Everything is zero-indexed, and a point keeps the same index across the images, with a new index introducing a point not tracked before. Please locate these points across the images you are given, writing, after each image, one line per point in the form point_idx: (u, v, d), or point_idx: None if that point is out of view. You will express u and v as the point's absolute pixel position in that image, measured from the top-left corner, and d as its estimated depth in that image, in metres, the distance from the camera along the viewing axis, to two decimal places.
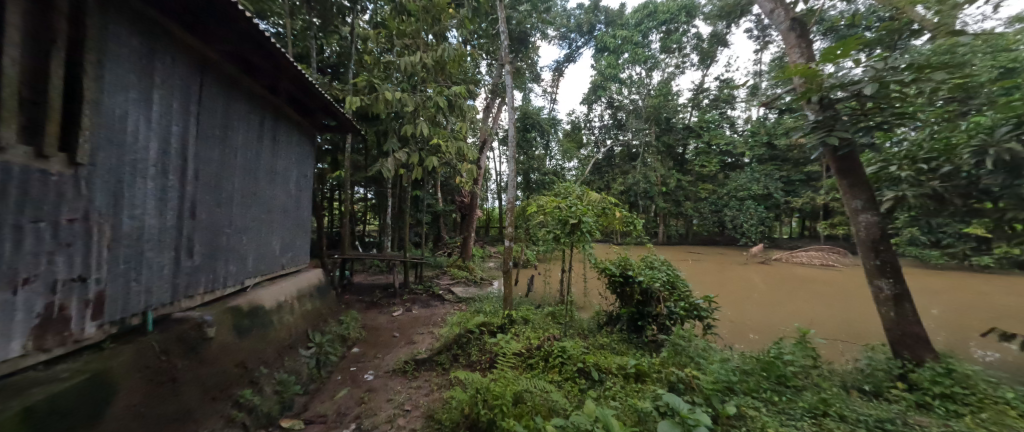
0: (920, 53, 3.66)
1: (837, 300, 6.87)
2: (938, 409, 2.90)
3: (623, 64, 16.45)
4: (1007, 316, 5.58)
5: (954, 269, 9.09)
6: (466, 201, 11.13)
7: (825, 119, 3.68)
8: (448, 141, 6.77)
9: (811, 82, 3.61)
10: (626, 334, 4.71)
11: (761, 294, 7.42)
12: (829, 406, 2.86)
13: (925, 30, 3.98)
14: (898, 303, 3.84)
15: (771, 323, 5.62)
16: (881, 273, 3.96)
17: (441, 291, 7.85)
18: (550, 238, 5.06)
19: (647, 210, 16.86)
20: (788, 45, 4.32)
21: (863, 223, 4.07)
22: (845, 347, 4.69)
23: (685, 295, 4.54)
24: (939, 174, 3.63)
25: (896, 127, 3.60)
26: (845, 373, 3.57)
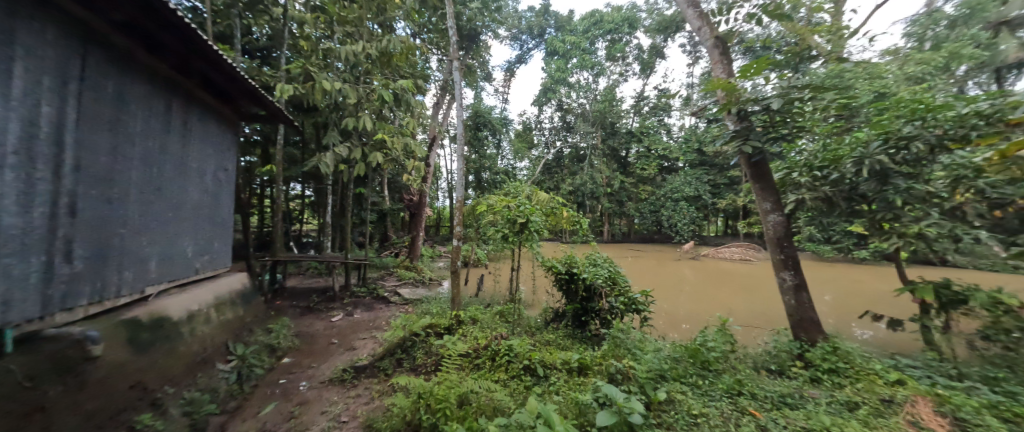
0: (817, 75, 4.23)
1: (754, 291, 7.71)
2: (827, 382, 3.37)
3: (571, 69, 17.00)
4: (879, 300, 6.66)
5: (841, 261, 10.68)
6: (414, 200, 10.77)
7: (741, 128, 4.08)
8: (393, 136, 6.48)
9: (730, 96, 4.01)
10: (571, 329, 4.87)
11: (692, 287, 8.10)
12: (743, 386, 3.20)
13: (821, 56, 4.61)
14: (797, 292, 4.37)
15: (699, 314, 6.14)
16: (784, 266, 4.50)
17: (385, 294, 7.50)
18: (498, 237, 5.06)
19: (593, 210, 17.60)
20: (713, 60, 4.74)
21: (772, 222, 4.57)
22: (758, 332, 5.27)
23: (623, 290, 4.77)
24: (830, 181, 4.15)
25: (796, 139, 4.11)
26: (757, 356, 4.02)
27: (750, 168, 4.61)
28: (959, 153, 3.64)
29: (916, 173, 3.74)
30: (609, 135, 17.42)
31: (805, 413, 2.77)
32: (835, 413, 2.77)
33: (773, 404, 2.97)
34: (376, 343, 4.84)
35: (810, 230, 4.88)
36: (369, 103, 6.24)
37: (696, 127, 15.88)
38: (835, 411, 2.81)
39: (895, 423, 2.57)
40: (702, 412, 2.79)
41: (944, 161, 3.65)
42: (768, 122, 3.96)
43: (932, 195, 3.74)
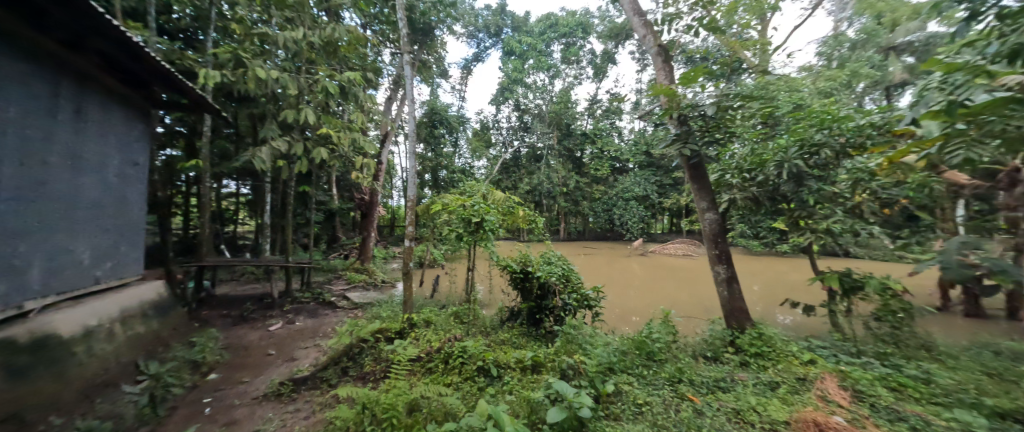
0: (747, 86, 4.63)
1: (694, 283, 8.29)
2: (754, 365, 3.70)
3: (528, 69, 17.13)
4: (798, 289, 7.45)
5: (768, 254, 11.83)
6: (366, 199, 10.27)
7: (681, 133, 4.36)
8: (340, 131, 6.10)
9: (671, 102, 4.27)
10: (526, 328, 4.90)
11: (641, 282, 8.53)
12: (683, 373, 3.41)
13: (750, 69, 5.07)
14: (730, 284, 4.70)
15: (645, 307, 6.48)
16: (718, 260, 4.81)
17: (331, 298, 7.06)
18: (452, 237, 4.95)
19: (550, 209, 17.93)
20: (657, 68, 5.00)
21: (708, 220, 4.87)
22: (697, 322, 5.67)
23: (576, 287, 4.86)
24: (756, 182, 4.61)
25: (728, 143, 4.46)
26: (696, 344, 4.31)
27: (689, 169, 4.87)
28: (858, 159, 4.17)
29: (825, 176, 4.22)
30: (565, 136, 17.84)
31: (734, 395, 3.01)
32: (760, 393, 3.05)
33: (709, 388, 3.19)
34: (319, 352, 4.52)
35: (741, 227, 5.33)
36: (311, 94, 5.81)
37: (645, 131, 16.75)
38: (760, 391, 3.09)
39: (808, 398, 2.87)
40: (646, 400, 2.93)
41: (847, 165, 4.16)
42: (704, 127, 4.25)
43: (838, 196, 4.25)
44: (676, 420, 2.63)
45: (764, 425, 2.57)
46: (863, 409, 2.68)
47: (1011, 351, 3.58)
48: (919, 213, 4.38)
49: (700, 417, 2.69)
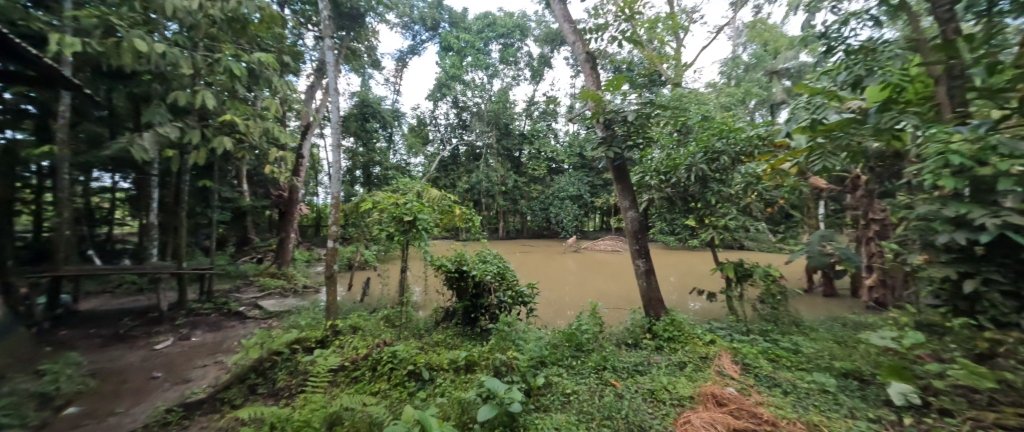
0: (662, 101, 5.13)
1: (620, 277, 8.92)
2: (667, 348, 4.09)
3: (466, 67, 16.89)
4: (706, 279, 8.41)
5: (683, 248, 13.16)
6: (285, 196, 9.32)
7: (607, 136, 4.64)
8: (248, 119, 5.41)
9: (598, 107, 4.53)
10: (461, 327, 4.83)
11: (574, 277, 8.94)
12: (607, 361, 3.64)
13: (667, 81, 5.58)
14: (648, 276, 5.11)
15: (577, 301, 6.80)
16: (639, 254, 5.20)
17: (239, 308, 6.26)
18: (383, 237, 4.67)
19: (488, 208, 17.95)
20: (585, 74, 5.27)
21: (630, 218, 5.22)
22: (620, 312, 6.11)
23: (511, 284, 4.90)
24: (671, 183, 5.10)
25: (646, 147, 4.85)
26: (620, 333, 4.64)
27: (614, 171, 5.18)
28: (750, 165, 4.83)
29: (725, 178, 4.81)
30: (503, 136, 17.94)
31: (650, 377, 3.29)
32: (671, 373, 3.37)
33: (629, 373, 3.44)
34: (220, 370, 3.96)
35: (658, 224, 5.83)
36: (210, 75, 5.05)
37: (578, 135, 17.61)
38: (672, 371, 3.42)
39: (709, 374, 3.25)
40: (574, 389, 3.06)
41: (741, 170, 4.80)
42: (627, 132, 4.56)
43: (733, 196, 4.88)
44: (600, 405, 2.78)
45: (674, 402, 2.84)
46: (749, 379, 3.12)
47: (854, 322, 4.43)
48: (794, 211, 5.21)
49: (621, 400, 2.88)
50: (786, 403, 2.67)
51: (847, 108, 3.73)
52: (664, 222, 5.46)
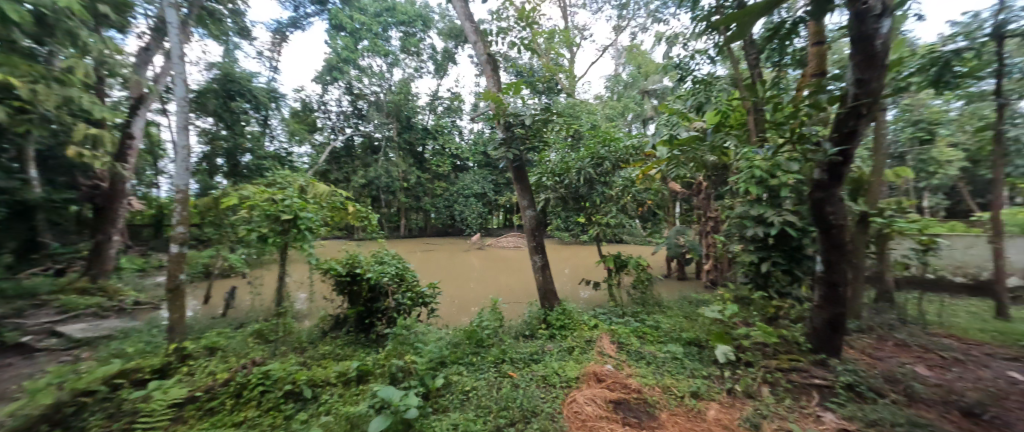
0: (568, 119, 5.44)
1: (520, 271, 9.33)
2: (559, 336, 4.43)
3: (361, 51, 15.48)
4: (593, 270, 9.39)
5: (577, 243, 14.40)
6: (105, 187, 7.13)
7: (507, 137, 4.78)
8: (39, 84, 4.04)
9: (498, 108, 4.63)
10: (353, 335, 4.44)
11: (477, 274, 9.04)
12: (505, 353, 3.77)
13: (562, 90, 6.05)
14: (544, 270, 5.40)
15: (478, 297, 6.86)
16: (536, 250, 5.46)
17: (27, 337, 4.65)
18: (252, 238, 3.98)
19: (388, 205, 16.90)
20: (486, 74, 5.34)
21: (528, 217, 5.42)
22: (519, 305, 6.39)
23: (411, 285, 4.68)
24: (564, 184, 5.57)
25: (542, 150, 5.14)
26: (518, 325, 4.85)
27: (513, 171, 5.33)
28: (626, 170, 5.54)
29: (607, 181, 5.43)
30: (404, 130, 16.94)
31: (543, 364, 3.53)
32: (561, 358, 3.67)
33: (525, 362, 3.62)
34: None
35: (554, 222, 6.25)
36: None
37: (482, 133, 16.90)
38: (563, 356, 3.73)
39: (592, 355, 3.65)
40: (473, 386, 3.10)
41: (620, 174, 5.47)
42: (524, 135, 4.75)
43: (614, 197, 5.50)
44: (497, 398, 2.86)
45: (563, 384, 3.09)
46: (622, 355, 3.60)
47: (699, 299, 5.46)
48: (659, 210, 6.19)
49: (517, 390, 3.01)
50: (648, 372, 3.17)
51: (694, 127, 4.59)
52: (559, 220, 5.86)
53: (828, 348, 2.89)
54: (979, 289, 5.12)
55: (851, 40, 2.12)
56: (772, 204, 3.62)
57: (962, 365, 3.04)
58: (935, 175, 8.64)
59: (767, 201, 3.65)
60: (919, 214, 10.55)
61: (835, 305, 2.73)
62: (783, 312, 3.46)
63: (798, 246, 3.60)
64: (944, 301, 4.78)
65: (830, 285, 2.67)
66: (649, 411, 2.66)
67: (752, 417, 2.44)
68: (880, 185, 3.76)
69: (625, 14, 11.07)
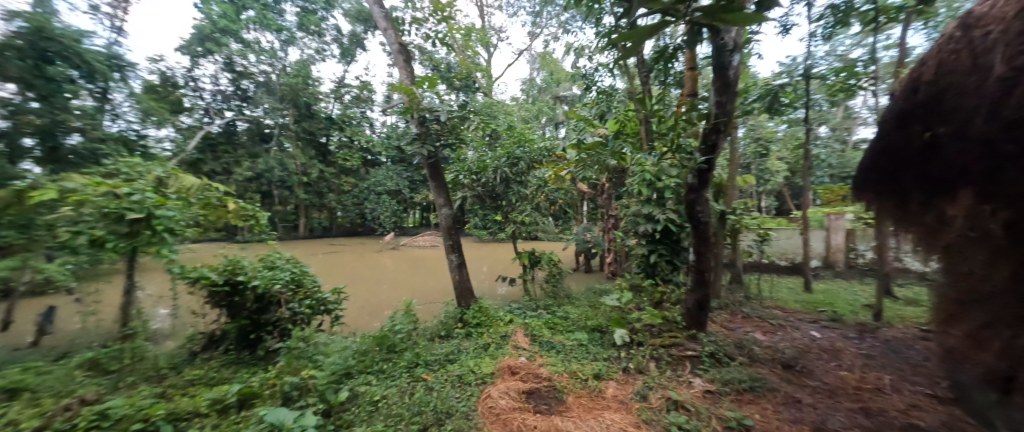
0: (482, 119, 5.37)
1: (436, 271, 9.10)
2: (475, 334, 4.44)
3: (246, 23, 13.31)
4: (509, 266, 9.64)
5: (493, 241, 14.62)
6: None
7: (421, 133, 4.58)
8: None
9: (411, 102, 4.40)
10: (236, 353, 3.81)
11: (390, 275, 8.57)
12: (420, 357, 3.63)
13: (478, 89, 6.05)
14: (461, 268, 5.31)
15: (390, 300, 6.49)
16: (452, 249, 5.35)
17: None
18: (79, 245, 2.94)
19: (283, 202, 14.98)
20: (397, 65, 5.03)
21: (443, 215, 5.27)
22: (434, 306, 6.22)
23: (311, 292, 4.20)
24: (481, 183, 5.59)
25: (458, 148, 5.06)
26: (433, 326, 4.73)
27: (429, 168, 5.13)
28: (539, 171, 5.79)
29: (523, 180, 5.60)
30: (301, 118, 14.70)
31: (458, 363, 3.51)
32: (477, 356, 3.68)
33: (440, 364, 3.53)
34: None
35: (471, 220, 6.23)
36: None
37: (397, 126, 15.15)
38: (478, 353, 3.76)
39: (507, 349, 3.74)
40: (382, 395, 2.92)
41: (534, 174, 5.69)
42: (439, 131, 4.59)
43: (529, 196, 5.68)
44: (409, 404, 2.74)
45: (479, 382, 3.11)
46: (535, 347, 3.77)
47: (602, 290, 5.99)
48: (568, 208, 6.61)
49: (431, 393, 2.94)
50: (557, 360, 3.38)
51: (597, 133, 5.01)
52: (476, 218, 5.83)
53: (697, 324, 3.43)
54: (796, 270, 6.62)
55: (712, 70, 2.53)
56: (659, 204, 4.17)
57: (785, 330, 3.90)
58: (771, 181, 10.91)
59: (655, 201, 4.20)
60: (761, 212, 13.23)
61: (702, 288, 3.27)
62: (666, 297, 4.01)
63: (678, 240, 4.19)
64: (776, 281, 6.06)
65: (699, 271, 3.18)
66: (558, 397, 2.83)
67: (642, 390, 2.78)
68: (734, 189, 4.62)
69: (539, 21, 11.57)
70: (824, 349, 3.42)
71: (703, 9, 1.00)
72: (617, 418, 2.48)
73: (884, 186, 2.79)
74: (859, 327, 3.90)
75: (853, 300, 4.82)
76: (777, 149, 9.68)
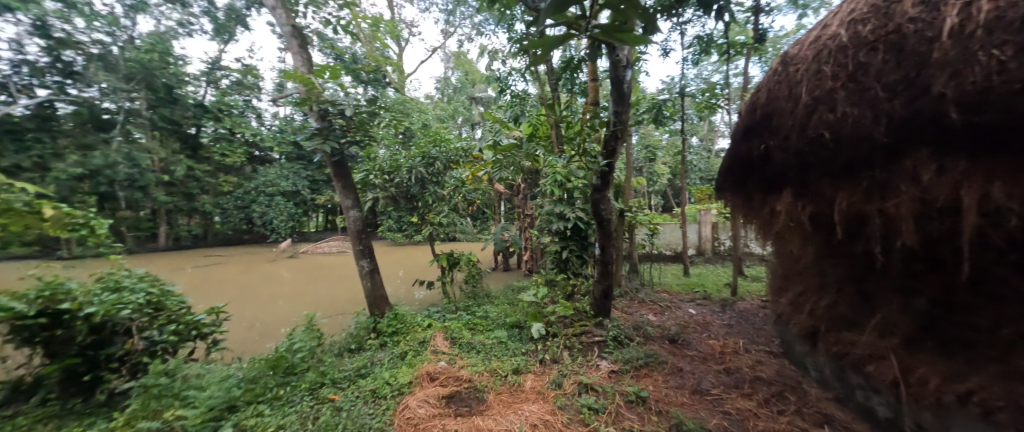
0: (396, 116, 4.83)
1: (344, 279, 8.35)
2: (390, 343, 4.19)
3: None
4: (427, 269, 9.36)
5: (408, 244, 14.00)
6: None
7: (323, 128, 4.14)
8: None
9: (308, 92, 3.95)
10: (66, 403, 2.86)
11: (289, 287, 7.64)
12: (325, 375, 3.28)
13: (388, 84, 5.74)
14: (373, 275, 4.95)
15: (286, 317, 5.74)
16: (363, 255, 4.95)
17: None
18: None
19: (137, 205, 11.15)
20: (291, 50, 4.48)
21: (352, 218, 4.84)
22: (342, 318, 5.70)
23: (176, 316, 3.29)
24: (394, 183, 5.31)
25: (367, 145, 4.73)
26: (341, 340, 4.32)
27: (333, 167, 4.67)
28: (456, 171, 5.73)
29: (439, 181, 5.46)
30: (157, 102, 10.74)
31: (371, 377, 3.28)
32: (392, 367, 3.49)
33: (350, 380, 3.26)
34: None
35: (385, 222, 5.90)
36: None
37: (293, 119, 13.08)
38: (394, 364, 3.57)
39: (426, 355, 3.63)
40: (279, 426, 2.56)
41: (451, 174, 5.61)
42: (345, 127, 4.20)
43: (446, 197, 5.56)
44: (314, 429, 2.47)
45: (395, 393, 2.96)
46: (455, 350, 3.73)
47: (520, 287, 6.20)
48: (486, 209, 6.66)
49: (339, 413, 2.70)
50: (478, 360, 3.41)
51: (512, 135, 5.16)
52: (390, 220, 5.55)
53: (603, 312, 3.79)
54: (678, 259, 7.70)
55: (610, 82, 2.81)
56: (569, 203, 4.48)
57: (671, 310, 4.53)
58: (659, 182, 12.51)
59: (566, 201, 4.49)
60: (651, 209, 15.11)
61: (607, 278, 3.62)
62: (577, 289, 4.35)
63: (586, 236, 4.54)
64: (665, 269, 6.97)
65: (603, 263, 3.52)
66: (479, 397, 2.85)
67: (556, 378, 2.96)
68: (630, 189, 5.19)
69: (452, 20, 11.43)
70: (699, 322, 4.08)
71: (600, 28, 1.07)
72: (534, 409, 2.60)
73: (732, 186, 3.45)
74: (723, 302, 4.73)
75: (719, 281, 5.82)
76: (663, 155, 11.15)
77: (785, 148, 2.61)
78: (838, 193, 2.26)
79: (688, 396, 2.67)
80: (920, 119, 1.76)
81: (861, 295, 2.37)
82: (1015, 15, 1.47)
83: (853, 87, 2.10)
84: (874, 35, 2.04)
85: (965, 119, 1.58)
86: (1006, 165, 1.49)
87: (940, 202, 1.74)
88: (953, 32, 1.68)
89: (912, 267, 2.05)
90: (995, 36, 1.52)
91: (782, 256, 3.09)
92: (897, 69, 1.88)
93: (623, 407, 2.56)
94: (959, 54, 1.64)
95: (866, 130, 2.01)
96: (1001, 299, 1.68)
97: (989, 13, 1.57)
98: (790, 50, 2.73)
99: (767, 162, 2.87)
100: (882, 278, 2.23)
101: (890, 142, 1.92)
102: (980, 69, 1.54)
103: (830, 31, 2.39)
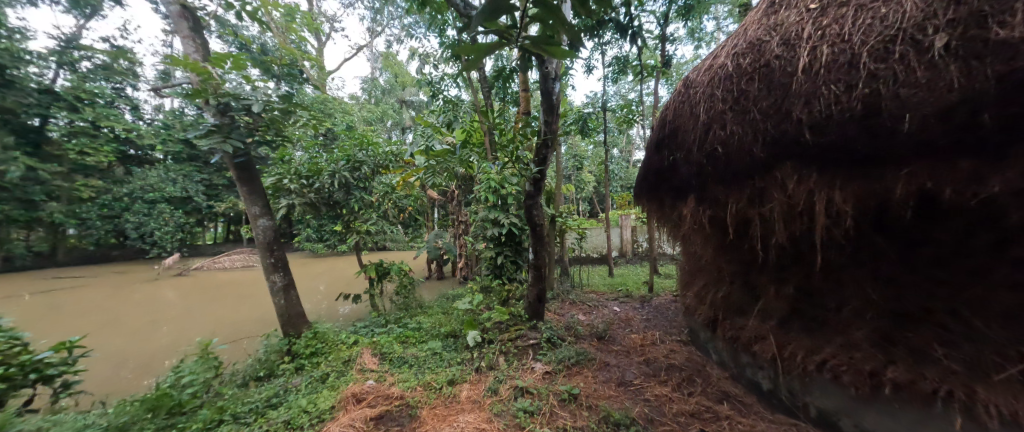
0: (314, 117, 4.43)
1: (251, 297, 7.36)
2: (309, 366, 3.78)
3: None
4: (353, 282, 8.71)
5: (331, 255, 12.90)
6: None
7: (222, 124, 3.59)
8: None
9: (201, 82, 3.38)
10: None
11: (176, 311, 6.48)
12: (225, 411, 2.82)
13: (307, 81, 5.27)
14: (287, 291, 4.43)
15: (170, 347, 4.84)
16: (275, 268, 4.40)
17: None
18: None
19: None
20: (180, 33, 3.86)
21: (261, 227, 4.27)
22: (246, 343, 5.00)
23: (3, 358, 2.49)
24: (313, 188, 4.84)
25: (280, 146, 4.25)
26: (245, 367, 3.78)
27: (236, 169, 4.10)
28: (386, 176, 5.47)
29: (366, 186, 5.15)
30: None
31: (285, 406, 2.92)
32: (312, 392, 3.16)
33: (257, 413, 2.87)
34: None
35: (304, 231, 5.35)
36: None
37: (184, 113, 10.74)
38: (314, 389, 3.22)
39: (352, 375, 3.35)
40: None
41: (378, 181, 5.31)
42: (252, 126, 3.72)
43: (374, 203, 5.25)
44: None
45: (314, 421, 2.68)
46: (385, 366, 3.49)
47: (455, 295, 6.09)
48: (417, 216, 6.43)
49: None
50: (410, 375, 3.23)
51: (445, 141, 5.07)
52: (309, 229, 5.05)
53: (537, 314, 3.91)
54: (603, 260, 8.24)
55: (539, 93, 2.92)
56: (504, 209, 4.53)
57: (598, 308, 4.82)
58: (585, 189, 13.36)
59: (500, 207, 4.53)
60: (579, 215, 16.09)
61: (541, 282, 3.72)
62: (512, 294, 4.42)
63: (520, 241, 4.62)
64: (590, 270, 7.43)
65: (537, 267, 3.61)
66: (411, 413, 2.70)
67: (492, 385, 2.95)
68: (559, 195, 5.45)
69: (379, 20, 10.96)
70: (622, 319, 4.39)
71: (530, 38, 1.08)
72: (470, 419, 2.56)
73: (644, 193, 3.77)
74: (642, 299, 5.17)
75: (638, 279, 6.38)
76: (587, 164, 11.95)
77: (687, 160, 2.89)
78: (729, 198, 2.57)
79: (615, 388, 2.85)
80: (784, 139, 2.13)
81: (747, 285, 2.80)
82: (845, 61, 1.93)
83: (737, 109, 2.44)
84: (751, 67, 2.41)
85: (815, 139, 1.98)
86: (845, 179, 1.94)
87: (801, 205, 2.14)
88: (805, 69, 2.10)
89: (781, 261, 2.49)
90: (833, 75, 1.95)
91: (689, 254, 3.47)
92: (768, 95, 2.25)
93: (557, 406, 2.64)
94: (810, 86, 2.04)
95: (747, 147, 2.35)
96: (842, 284, 2.18)
97: (827, 57, 2.01)
98: (690, 74, 3.10)
99: (673, 172, 3.17)
100: (761, 271, 2.65)
101: (763, 157, 2.25)
102: (825, 101, 1.95)
103: (720, 60, 2.77)
